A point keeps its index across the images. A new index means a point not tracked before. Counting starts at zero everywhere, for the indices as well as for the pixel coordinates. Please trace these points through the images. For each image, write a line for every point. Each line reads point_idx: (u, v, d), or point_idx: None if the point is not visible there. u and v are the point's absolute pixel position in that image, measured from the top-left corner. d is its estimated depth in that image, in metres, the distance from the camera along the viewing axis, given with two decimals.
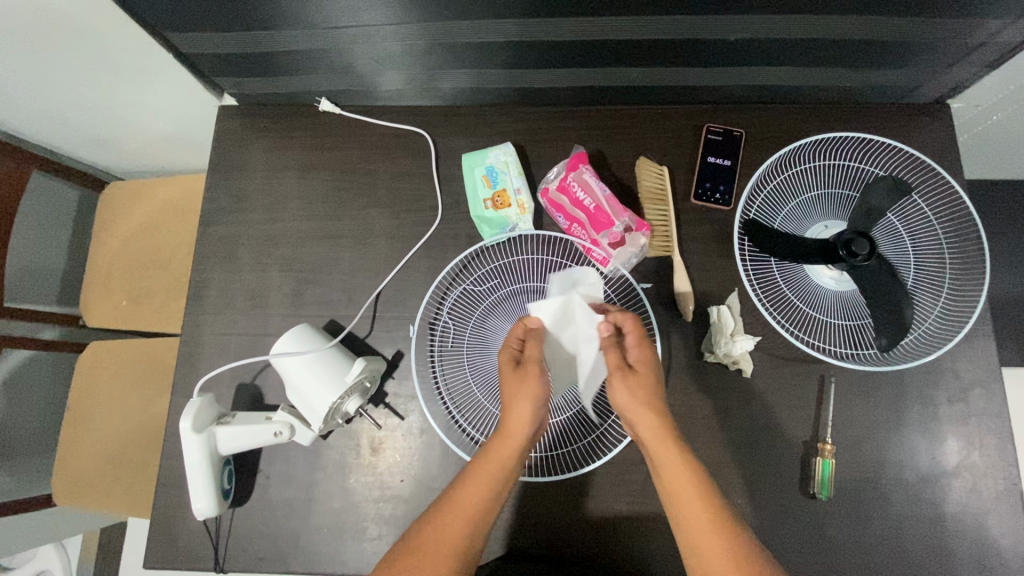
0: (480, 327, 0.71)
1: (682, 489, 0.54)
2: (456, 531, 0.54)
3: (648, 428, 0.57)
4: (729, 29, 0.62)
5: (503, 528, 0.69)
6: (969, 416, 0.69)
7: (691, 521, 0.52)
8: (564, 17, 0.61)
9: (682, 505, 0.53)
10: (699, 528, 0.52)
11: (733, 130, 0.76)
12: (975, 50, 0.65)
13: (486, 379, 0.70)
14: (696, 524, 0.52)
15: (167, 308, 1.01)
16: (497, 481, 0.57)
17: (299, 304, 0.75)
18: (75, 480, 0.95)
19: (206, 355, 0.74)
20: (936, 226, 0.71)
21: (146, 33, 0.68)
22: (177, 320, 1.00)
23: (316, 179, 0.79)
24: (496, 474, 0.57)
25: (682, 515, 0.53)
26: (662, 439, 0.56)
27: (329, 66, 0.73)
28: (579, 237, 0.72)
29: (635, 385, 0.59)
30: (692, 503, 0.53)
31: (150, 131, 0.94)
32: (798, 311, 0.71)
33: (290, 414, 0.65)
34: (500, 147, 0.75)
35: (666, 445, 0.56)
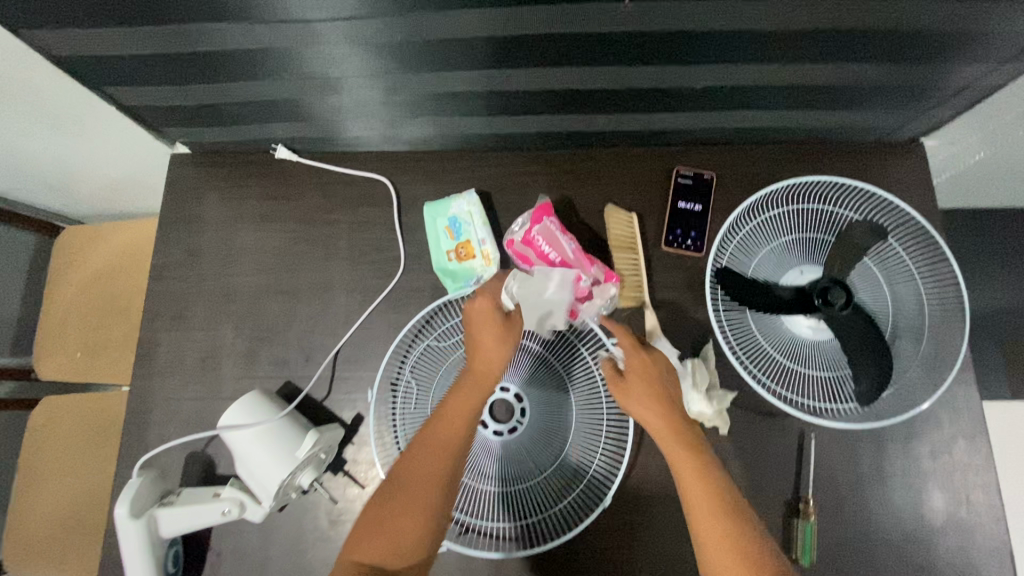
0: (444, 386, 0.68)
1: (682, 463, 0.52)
2: (427, 485, 0.51)
3: (671, 448, 0.54)
4: (693, 76, 0.60)
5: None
6: (952, 469, 0.66)
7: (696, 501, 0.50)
8: (528, 67, 0.60)
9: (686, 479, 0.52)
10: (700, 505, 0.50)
11: (704, 174, 0.74)
12: (945, 92, 0.64)
13: None
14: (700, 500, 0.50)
15: (120, 359, 0.96)
16: (465, 422, 0.55)
17: (253, 365, 0.71)
18: (26, 546, 0.90)
19: (153, 423, 0.70)
20: (913, 273, 0.69)
21: (86, 86, 0.65)
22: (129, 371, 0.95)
23: (273, 231, 0.75)
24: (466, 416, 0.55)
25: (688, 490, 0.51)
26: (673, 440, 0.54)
27: (283, 115, 0.70)
28: None
29: (637, 387, 0.58)
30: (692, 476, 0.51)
31: (102, 177, 0.90)
32: (774, 363, 0.68)
33: (239, 491, 0.61)
34: (463, 196, 0.72)
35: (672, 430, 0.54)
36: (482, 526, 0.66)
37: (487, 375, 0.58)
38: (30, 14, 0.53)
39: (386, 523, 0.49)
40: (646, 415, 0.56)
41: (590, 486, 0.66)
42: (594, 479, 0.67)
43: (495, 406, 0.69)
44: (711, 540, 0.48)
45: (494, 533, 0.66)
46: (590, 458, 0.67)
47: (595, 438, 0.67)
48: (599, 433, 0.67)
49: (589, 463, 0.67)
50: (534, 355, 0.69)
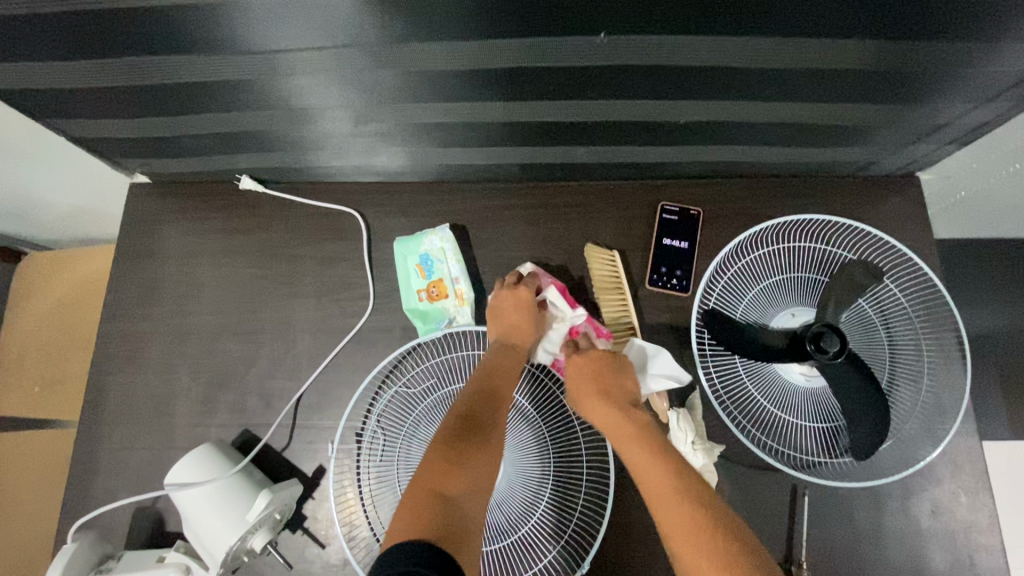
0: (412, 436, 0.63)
1: (645, 468, 0.53)
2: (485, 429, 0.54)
3: (634, 453, 0.54)
4: (676, 110, 0.57)
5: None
6: (955, 528, 0.62)
7: (659, 506, 0.50)
8: (502, 100, 0.56)
9: (650, 485, 0.52)
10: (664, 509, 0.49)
11: (690, 210, 0.70)
12: (943, 129, 0.60)
13: None
14: (663, 502, 0.50)
15: (71, 393, 0.91)
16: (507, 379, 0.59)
17: (209, 412, 0.66)
18: None
19: (100, 475, 0.65)
20: (910, 316, 0.65)
21: (32, 119, 0.61)
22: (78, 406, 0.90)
23: (235, 266, 0.71)
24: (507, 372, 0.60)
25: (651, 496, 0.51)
26: (635, 443, 0.54)
27: (245, 146, 0.66)
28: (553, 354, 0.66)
29: (595, 400, 0.58)
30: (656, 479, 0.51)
31: (64, 207, 0.86)
32: (764, 413, 0.64)
33: (185, 555, 0.56)
34: (435, 231, 0.67)
35: (629, 433, 0.55)
36: None
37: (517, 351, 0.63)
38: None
39: (460, 459, 0.50)
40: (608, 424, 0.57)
41: (563, 551, 0.62)
42: (568, 544, 0.62)
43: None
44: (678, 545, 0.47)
45: None
46: (566, 519, 0.62)
47: (571, 498, 0.63)
48: (576, 492, 0.63)
49: (565, 526, 0.62)
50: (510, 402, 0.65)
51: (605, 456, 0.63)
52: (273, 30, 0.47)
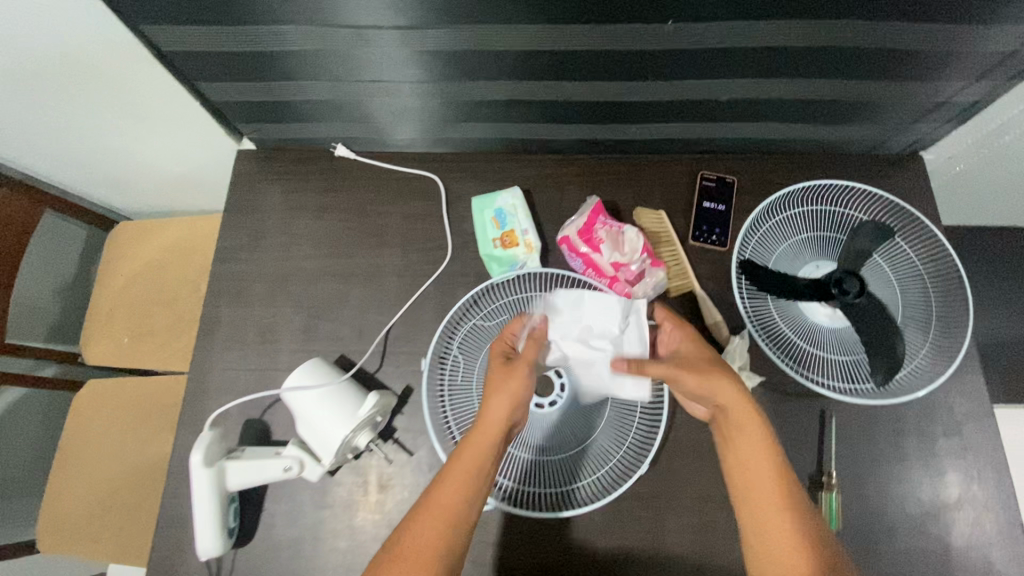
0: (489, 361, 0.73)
1: (752, 446, 0.58)
2: (440, 521, 0.55)
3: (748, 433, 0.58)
4: (720, 91, 0.69)
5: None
6: (965, 449, 0.70)
7: (756, 486, 0.56)
8: (575, 79, 0.67)
9: (752, 468, 0.57)
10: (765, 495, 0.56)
11: (725, 178, 0.82)
12: (937, 109, 0.72)
13: None
14: (763, 487, 0.56)
15: (168, 347, 1.01)
16: (484, 457, 0.59)
17: (308, 341, 0.76)
18: (61, 524, 0.92)
19: (212, 393, 0.74)
20: (920, 268, 0.75)
21: (178, 82, 0.72)
22: (182, 358, 1.01)
23: (329, 220, 0.82)
24: (479, 450, 0.60)
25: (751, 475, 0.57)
26: (750, 424, 0.59)
27: (347, 115, 0.77)
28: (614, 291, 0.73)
29: (719, 382, 0.61)
30: (762, 464, 0.57)
31: (166, 174, 0.98)
32: (796, 348, 0.73)
33: (301, 448, 0.65)
34: (509, 191, 0.78)
35: (750, 418, 0.59)
36: (520, 492, 0.69)
37: (492, 431, 0.61)
38: (135, 12, 0.59)
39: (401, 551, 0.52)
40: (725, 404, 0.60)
41: (626, 456, 0.69)
42: (630, 449, 0.70)
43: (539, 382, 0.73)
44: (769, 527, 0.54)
45: (531, 498, 0.69)
46: (627, 430, 0.70)
47: (631, 411, 0.71)
48: (632, 409, 0.71)
49: (627, 435, 0.70)
50: None
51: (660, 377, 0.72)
52: (399, 11, 0.58)
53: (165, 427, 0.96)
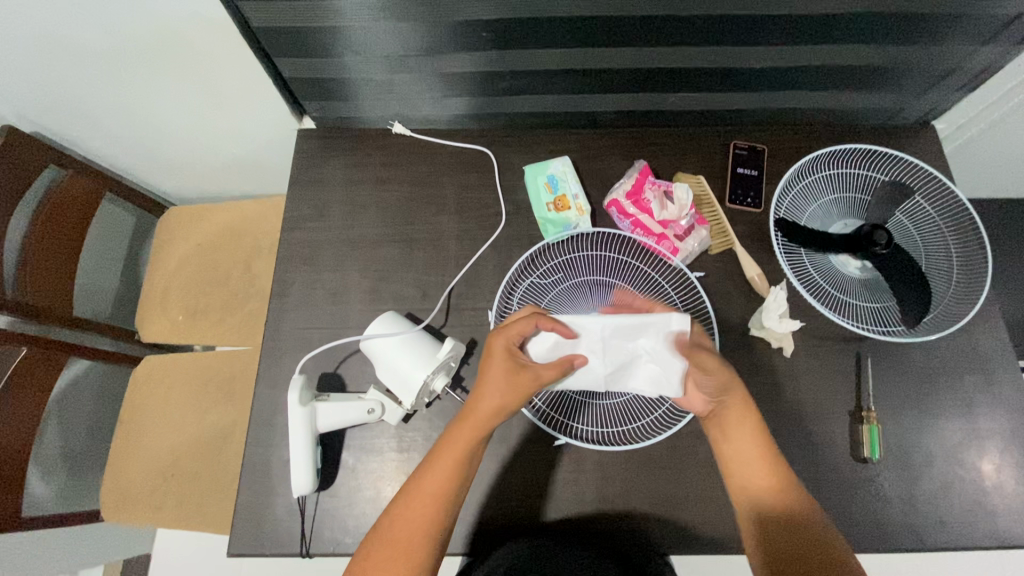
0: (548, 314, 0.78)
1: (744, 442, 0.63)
2: (430, 503, 0.58)
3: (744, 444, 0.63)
4: (756, 57, 0.75)
5: (546, 514, 0.72)
6: (991, 384, 0.76)
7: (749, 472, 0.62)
8: (626, 47, 0.73)
9: (746, 460, 0.63)
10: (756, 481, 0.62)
11: (756, 146, 0.88)
12: (949, 74, 0.79)
13: None
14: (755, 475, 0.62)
15: (223, 322, 1.05)
16: (471, 440, 0.61)
17: (376, 301, 0.81)
18: (126, 493, 0.95)
19: (288, 350, 0.78)
20: (940, 223, 0.81)
21: (254, 59, 0.77)
22: (236, 333, 1.05)
23: (389, 191, 0.87)
24: (469, 439, 0.61)
25: (743, 466, 0.63)
26: (743, 420, 0.63)
27: (408, 91, 0.83)
28: (661, 248, 0.80)
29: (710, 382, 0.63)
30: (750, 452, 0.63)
31: (223, 155, 1.04)
32: (830, 296, 0.79)
33: (381, 393, 0.70)
34: (559, 159, 0.85)
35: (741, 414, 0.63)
36: (585, 433, 0.74)
37: (482, 418, 0.61)
38: None
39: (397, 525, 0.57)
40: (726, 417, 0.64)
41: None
42: None
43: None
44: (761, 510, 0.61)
45: (594, 437, 0.74)
46: None
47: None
48: None
49: None
50: (625, 289, 0.80)
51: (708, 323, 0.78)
52: None
53: (222, 398, 0.99)
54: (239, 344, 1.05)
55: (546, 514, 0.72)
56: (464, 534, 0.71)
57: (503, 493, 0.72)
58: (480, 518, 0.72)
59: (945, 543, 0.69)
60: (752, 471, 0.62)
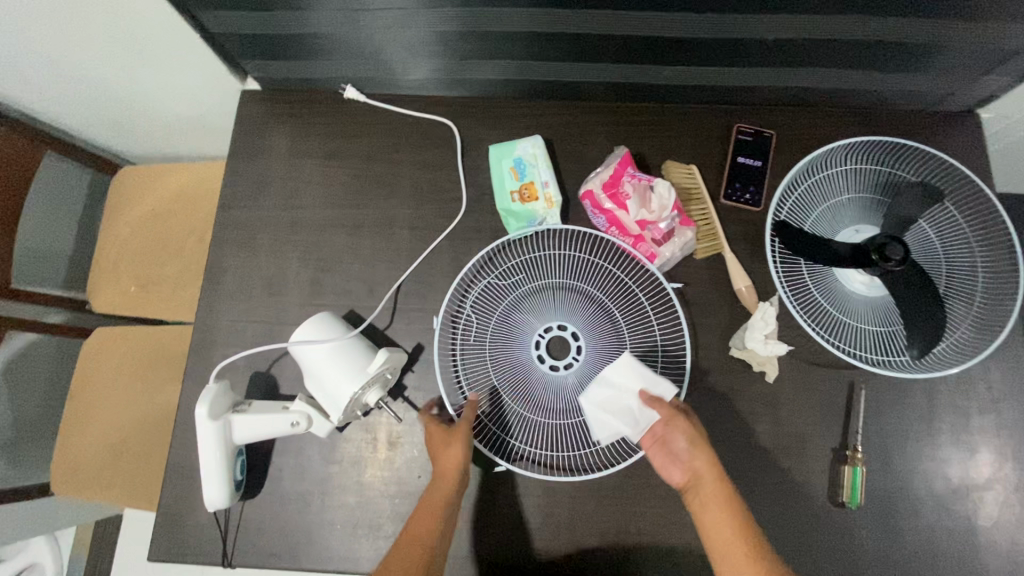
0: (504, 320, 0.69)
1: (723, 519, 0.55)
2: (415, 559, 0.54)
3: (724, 538, 0.54)
4: (767, 28, 0.62)
5: (485, 541, 0.67)
6: (1001, 427, 0.67)
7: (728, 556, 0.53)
8: (608, 10, 0.61)
9: (721, 538, 0.54)
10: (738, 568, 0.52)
11: (764, 132, 0.75)
12: (1006, 57, 0.65)
13: (507, 374, 0.67)
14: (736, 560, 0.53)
15: (177, 296, 0.99)
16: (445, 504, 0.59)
17: (317, 294, 0.73)
18: (75, 469, 0.93)
19: (219, 345, 0.72)
20: (969, 236, 0.69)
21: (175, 12, 0.66)
22: (190, 308, 0.99)
23: (338, 168, 0.77)
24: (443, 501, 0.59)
25: (725, 551, 0.53)
26: (721, 493, 0.56)
27: (358, 52, 0.72)
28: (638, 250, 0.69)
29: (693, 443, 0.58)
30: (728, 529, 0.54)
31: (171, 114, 0.95)
32: (828, 316, 0.69)
33: (308, 405, 0.63)
34: (528, 139, 0.73)
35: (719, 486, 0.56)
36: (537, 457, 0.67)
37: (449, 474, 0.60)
38: None
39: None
40: (701, 488, 0.57)
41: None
42: None
43: (555, 344, 0.68)
44: None
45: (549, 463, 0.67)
46: None
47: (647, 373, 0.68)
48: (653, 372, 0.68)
49: None
50: (591, 296, 0.69)
51: (682, 340, 0.69)
52: None
53: (172, 378, 0.95)
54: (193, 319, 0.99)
55: (486, 539, 0.67)
56: None
57: None
58: None
59: None
60: (729, 552, 0.53)
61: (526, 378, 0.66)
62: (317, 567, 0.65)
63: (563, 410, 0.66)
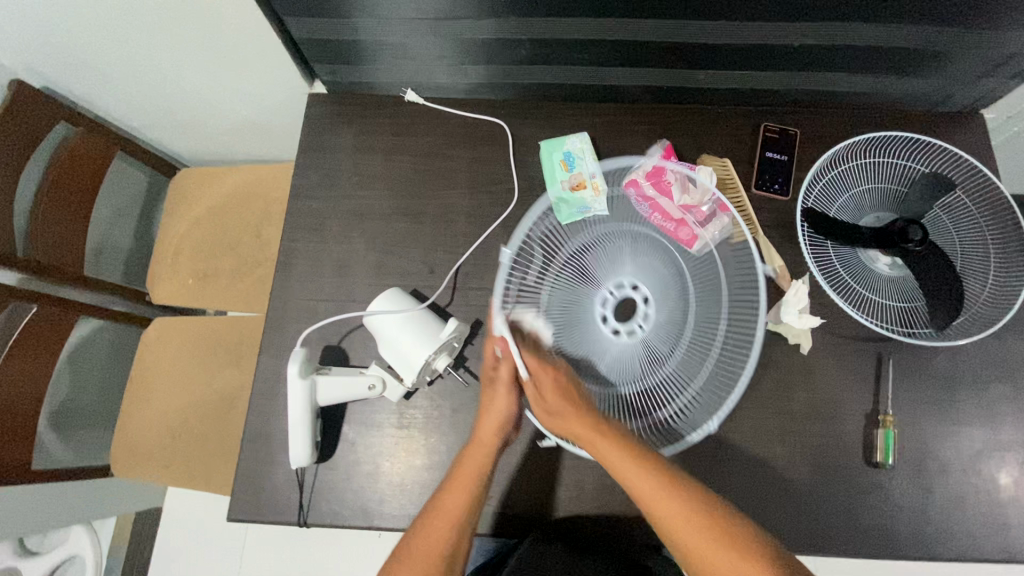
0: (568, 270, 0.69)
1: (617, 460, 0.58)
2: (444, 528, 0.59)
3: (624, 472, 0.57)
4: (794, 35, 0.70)
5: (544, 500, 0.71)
6: (1017, 393, 0.72)
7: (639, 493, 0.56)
8: (654, 19, 0.68)
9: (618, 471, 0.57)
10: (649, 496, 0.56)
11: (789, 130, 0.83)
12: (1007, 60, 0.72)
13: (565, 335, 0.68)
14: (640, 489, 0.56)
15: (232, 287, 1.05)
16: (475, 482, 0.62)
17: (382, 275, 0.79)
18: (135, 451, 0.97)
19: (291, 321, 0.77)
20: (980, 220, 0.76)
21: (265, 18, 0.74)
22: (244, 299, 1.04)
23: (399, 161, 0.84)
24: (472, 482, 0.62)
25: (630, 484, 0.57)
26: (599, 433, 0.59)
27: (422, 57, 0.79)
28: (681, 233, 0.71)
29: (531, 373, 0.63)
30: (624, 464, 0.57)
31: (234, 118, 1.02)
32: (856, 293, 0.75)
33: (382, 369, 0.70)
34: (576, 136, 0.82)
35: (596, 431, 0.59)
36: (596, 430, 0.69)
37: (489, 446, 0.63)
38: None
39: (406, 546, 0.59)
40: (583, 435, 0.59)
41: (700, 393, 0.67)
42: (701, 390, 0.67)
43: (618, 305, 0.69)
44: (671, 521, 0.55)
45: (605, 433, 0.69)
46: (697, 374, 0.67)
47: (710, 346, 0.67)
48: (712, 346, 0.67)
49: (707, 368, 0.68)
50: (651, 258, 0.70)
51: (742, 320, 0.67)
52: None
53: (228, 364, 1.00)
54: (247, 309, 1.04)
55: (542, 500, 0.72)
56: None
57: (504, 477, 0.72)
58: None
59: (953, 554, 0.67)
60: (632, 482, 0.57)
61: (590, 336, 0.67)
62: (388, 525, 0.69)
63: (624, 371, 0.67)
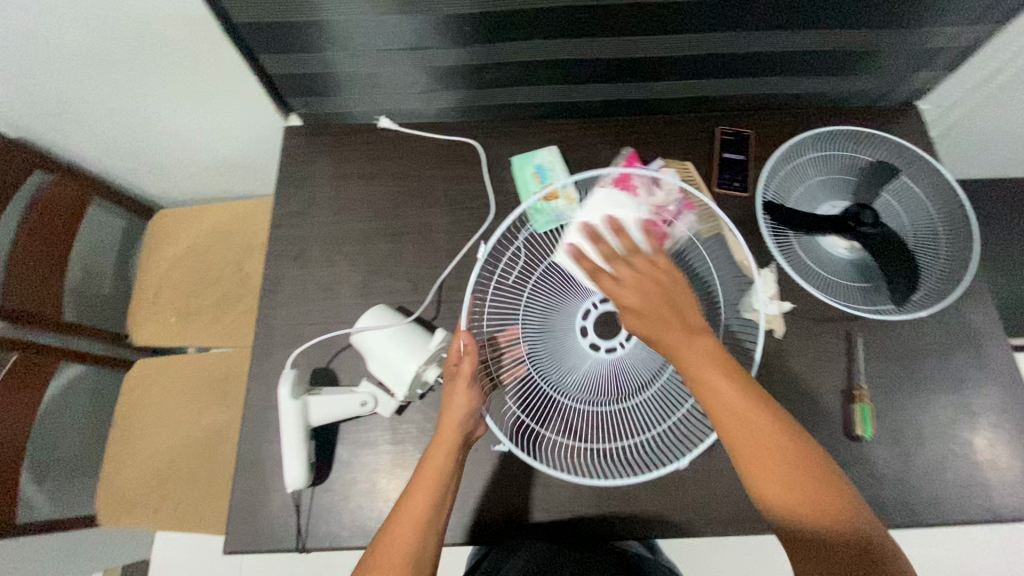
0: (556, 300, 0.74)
1: (699, 364, 0.59)
2: (410, 529, 0.59)
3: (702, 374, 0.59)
4: (738, 43, 0.75)
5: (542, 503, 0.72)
6: (981, 358, 0.76)
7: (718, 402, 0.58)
8: (609, 36, 0.73)
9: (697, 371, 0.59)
10: (726, 403, 0.58)
11: (744, 130, 0.88)
12: (933, 54, 0.79)
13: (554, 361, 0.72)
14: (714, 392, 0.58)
15: (215, 323, 1.05)
16: (438, 485, 0.62)
17: (368, 295, 0.81)
18: (123, 497, 0.95)
19: (279, 347, 0.78)
20: (926, 201, 0.82)
21: (240, 56, 0.77)
22: (228, 333, 1.04)
23: (377, 185, 0.87)
24: (434, 485, 0.62)
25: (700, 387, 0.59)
26: (676, 330, 0.61)
27: (394, 85, 0.83)
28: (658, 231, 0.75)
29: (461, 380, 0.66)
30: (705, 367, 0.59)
31: (211, 156, 1.04)
32: (820, 277, 0.79)
33: (372, 384, 0.70)
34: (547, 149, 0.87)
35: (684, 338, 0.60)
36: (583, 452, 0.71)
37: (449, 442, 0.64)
38: None
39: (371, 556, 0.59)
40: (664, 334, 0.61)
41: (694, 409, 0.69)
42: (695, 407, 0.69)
43: (600, 324, 0.75)
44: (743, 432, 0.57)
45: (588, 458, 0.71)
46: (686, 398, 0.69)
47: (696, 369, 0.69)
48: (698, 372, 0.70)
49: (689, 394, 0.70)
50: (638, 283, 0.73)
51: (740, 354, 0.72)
52: None
53: (216, 400, 0.99)
54: (231, 344, 1.04)
55: (541, 503, 0.73)
56: (460, 523, 0.72)
57: (501, 483, 0.73)
58: (476, 508, 0.72)
59: (938, 518, 0.70)
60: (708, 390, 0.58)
61: (560, 348, 0.72)
62: None
63: (593, 384, 0.71)
